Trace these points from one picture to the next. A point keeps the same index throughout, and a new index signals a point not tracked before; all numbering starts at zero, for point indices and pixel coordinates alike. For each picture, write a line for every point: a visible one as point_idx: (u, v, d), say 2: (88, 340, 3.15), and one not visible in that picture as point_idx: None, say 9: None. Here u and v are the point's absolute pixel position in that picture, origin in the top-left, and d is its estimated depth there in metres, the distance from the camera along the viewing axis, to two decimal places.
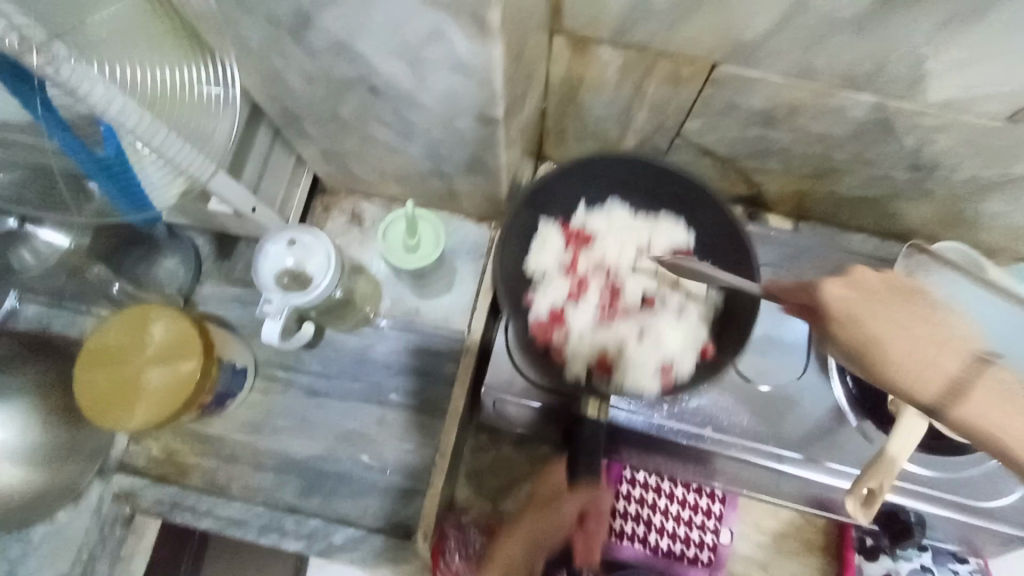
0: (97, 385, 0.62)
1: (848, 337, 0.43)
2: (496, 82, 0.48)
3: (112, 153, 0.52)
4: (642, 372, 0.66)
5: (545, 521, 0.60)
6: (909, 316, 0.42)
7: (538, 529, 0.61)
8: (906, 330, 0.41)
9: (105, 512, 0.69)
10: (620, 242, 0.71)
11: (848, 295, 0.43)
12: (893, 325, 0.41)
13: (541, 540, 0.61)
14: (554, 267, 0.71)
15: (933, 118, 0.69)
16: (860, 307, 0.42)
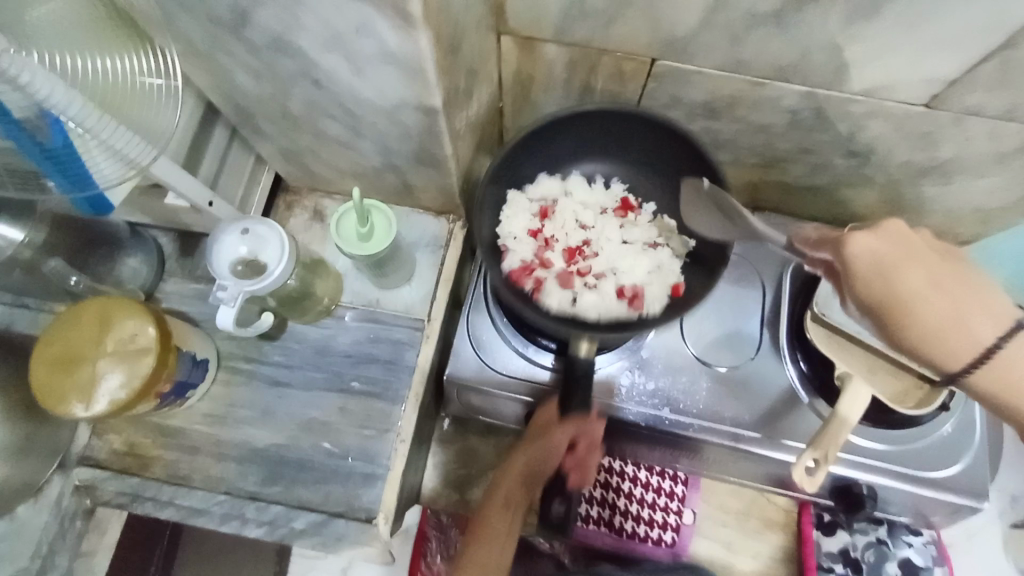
0: (52, 375, 0.63)
1: (869, 292, 0.48)
2: (429, 72, 0.51)
3: (60, 144, 0.50)
4: (611, 303, 0.72)
5: (539, 450, 0.65)
6: (970, 285, 0.47)
7: (532, 460, 0.66)
8: (936, 292, 0.46)
9: (63, 505, 0.72)
10: (587, 201, 0.79)
11: (877, 249, 0.47)
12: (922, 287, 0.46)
13: (535, 471, 0.66)
14: (527, 221, 0.76)
15: (860, 105, 0.73)
16: (886, 260, 0.47)
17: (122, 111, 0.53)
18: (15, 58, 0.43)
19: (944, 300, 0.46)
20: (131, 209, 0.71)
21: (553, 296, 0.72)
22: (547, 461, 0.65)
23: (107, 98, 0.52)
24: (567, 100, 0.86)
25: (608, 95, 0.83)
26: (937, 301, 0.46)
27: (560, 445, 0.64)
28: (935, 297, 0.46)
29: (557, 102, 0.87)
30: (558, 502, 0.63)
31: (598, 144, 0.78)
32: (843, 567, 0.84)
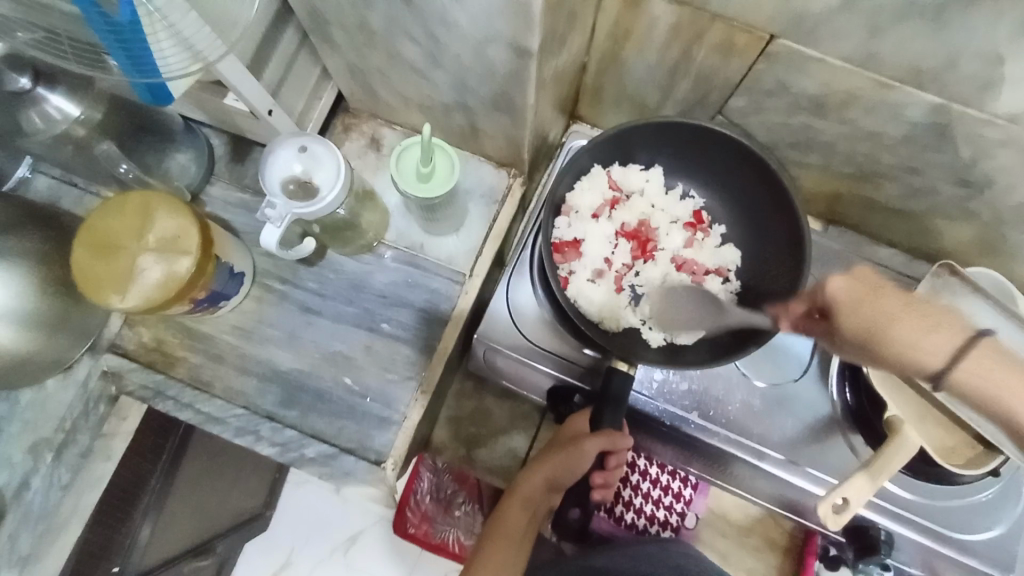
0: (92, 261, 0.62)
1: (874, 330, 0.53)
2: (534, 7, 0.45)
3: (126, 20, 0.45)
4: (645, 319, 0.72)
5: (567, 460, 0.67)
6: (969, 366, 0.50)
7: (558, 466, 0.68)
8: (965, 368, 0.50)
9: (89, 388, 0.73)
10: (663, 204, 0.78)
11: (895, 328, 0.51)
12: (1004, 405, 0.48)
13: (560, 476, 0.69)
14: (597, 200, 0.76)
15: (998, 130, 0.64)
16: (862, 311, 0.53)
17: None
18: None
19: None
20: (188, 103, 0.68)
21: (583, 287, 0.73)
22: (573, 470, 0.68)
23: None
24: (660, 66, 0.78)
25: (707, 69, 0.75)
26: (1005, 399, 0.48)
27: (589, 457, 0.66)
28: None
29: (649, 67, 0.79)
30: (575, 511, 0.72)
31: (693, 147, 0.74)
32: None
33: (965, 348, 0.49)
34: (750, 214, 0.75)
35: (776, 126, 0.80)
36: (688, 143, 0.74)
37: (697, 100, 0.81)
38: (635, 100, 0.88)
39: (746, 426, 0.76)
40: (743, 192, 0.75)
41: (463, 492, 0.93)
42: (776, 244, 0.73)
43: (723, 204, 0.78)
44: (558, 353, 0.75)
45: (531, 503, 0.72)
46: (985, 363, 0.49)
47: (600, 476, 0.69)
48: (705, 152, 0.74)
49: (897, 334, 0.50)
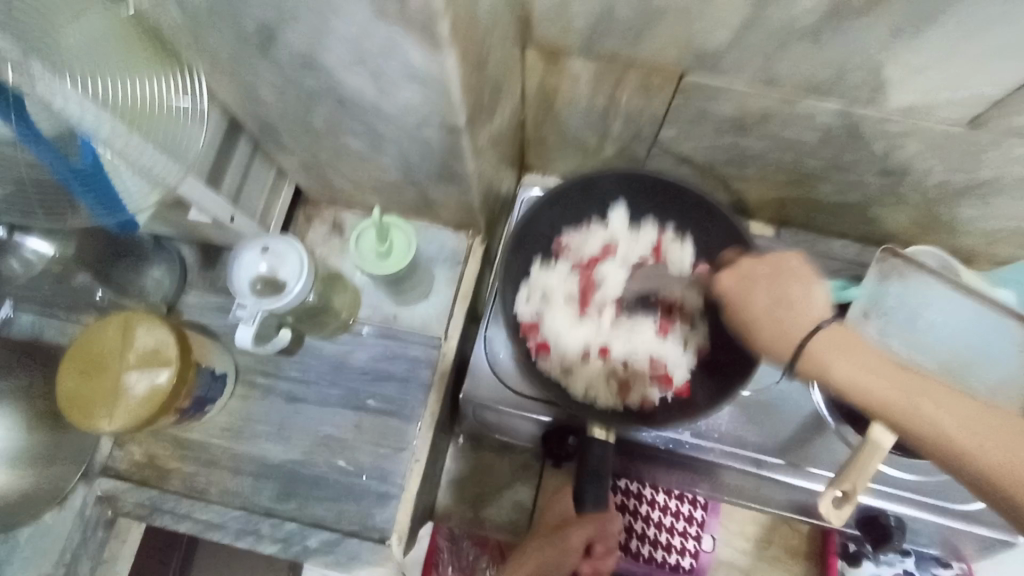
0: (79, 384, 0.64)
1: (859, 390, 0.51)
2: (453, 92, 0.50)
3: (89, 164, 0.50)
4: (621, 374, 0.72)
5: (567, 498, 0.68)
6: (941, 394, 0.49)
7: (550, 560, 0.68)
8: (949, 407, 0.48)
9: (87, 514, 0.71)
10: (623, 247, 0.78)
11: (849, 366, 0.51)
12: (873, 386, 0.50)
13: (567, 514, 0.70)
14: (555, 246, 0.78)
15: (899, 124, 0.69)
16: (832, 352, 0.52)
17: (153, 129, 0.53)
18: (48, 83, 0.46)
19: (953, 409, 0.48)
20: (155, 222, 0.72)
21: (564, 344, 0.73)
22: (563, 564, 0.67)
23: (137, 115, 0.52)
24: (591, 113, 0.84)
25: (633, 109, 0.81)
26: (894, 391, 0.49)
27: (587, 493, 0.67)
28: (982, 436, 0.46)
29: (581, 116, 0.85)
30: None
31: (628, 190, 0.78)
32: None
33: (842, 339, 0.52)
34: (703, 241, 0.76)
35: (708, 148, 0.86)
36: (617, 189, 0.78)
37: (630, 136, 0.88)
38: (577, 144, 0.94)
39: (738, 437, 0.77)
40: (692, 222, 0.76)
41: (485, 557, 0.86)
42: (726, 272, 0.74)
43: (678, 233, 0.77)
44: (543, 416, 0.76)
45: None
46: (833, 345, 0.52)
47: (601, 507, 0.68)
48: (640, 190, 0.77)
49: (797, 296, 0.54)
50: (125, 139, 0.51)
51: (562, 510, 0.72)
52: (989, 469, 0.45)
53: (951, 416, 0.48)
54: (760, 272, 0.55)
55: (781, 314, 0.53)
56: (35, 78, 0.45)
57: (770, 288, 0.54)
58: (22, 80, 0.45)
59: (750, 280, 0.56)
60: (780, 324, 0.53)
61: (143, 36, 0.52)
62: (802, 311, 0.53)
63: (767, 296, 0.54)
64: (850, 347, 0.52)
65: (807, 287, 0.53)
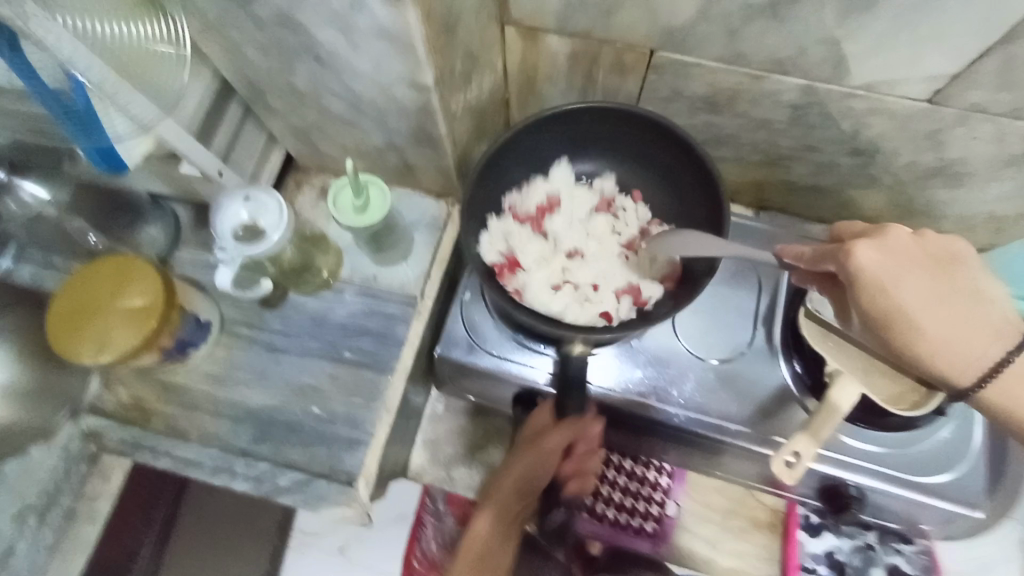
0: (70, 320, 0.68)
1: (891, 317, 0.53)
2: (418, 49, 0.53)
3: (81, 103, 0.55)
4: (598, 308, 0.75)
5: (535, 455, 0.72)
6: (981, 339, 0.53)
7: (529, 466, 0.73)
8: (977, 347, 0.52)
9: (72, 449, 0.75)
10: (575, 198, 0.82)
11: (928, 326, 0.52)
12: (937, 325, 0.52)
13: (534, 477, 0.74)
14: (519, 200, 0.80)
15: (862, 101, 0.72)
16: (895, 279, 0.52)
17: (140, 75, 0.57)
18: (40, 20, 0.48)
19: (988, 342, 0.52)
20: (151, 177, 0.76)
21: (536, 289, 0.76)
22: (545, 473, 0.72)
23: (124, 57, 0.55)
24: (570, 93, 0.88)
25: (609, 88, 0.84)
26: (935, 314, 0.52)
27: (557, 447, 0.72)
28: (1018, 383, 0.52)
29: (561, 95, 0.89)
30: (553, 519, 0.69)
31: (596, 132, 0.79)
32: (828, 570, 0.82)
33: (924, 294, 0.52)
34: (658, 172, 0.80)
35: (683, 128, 0.88)
36: (588, 134, 0.79)
37: None
38: None
39: (704, 406, 0.80)
40: (647, 160, 0.79)
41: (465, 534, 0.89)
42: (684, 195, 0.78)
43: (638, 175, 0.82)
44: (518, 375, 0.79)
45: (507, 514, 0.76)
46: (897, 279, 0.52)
47: (571, 465, 0.74)
48: (609, 131, 0.78)
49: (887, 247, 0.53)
50: (117, 86, 0.54)
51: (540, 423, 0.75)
52: (969, 364, 0.52)
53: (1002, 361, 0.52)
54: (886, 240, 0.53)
55: (879, 277, 0.52)
56: (27, 14, 0.47)
57: (878, 245, 0.53)
58: (16, 15, 0.46)
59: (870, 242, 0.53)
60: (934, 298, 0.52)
61: None
62: (953, 271, 0.53)
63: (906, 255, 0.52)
64: (901, 281, 0.52)
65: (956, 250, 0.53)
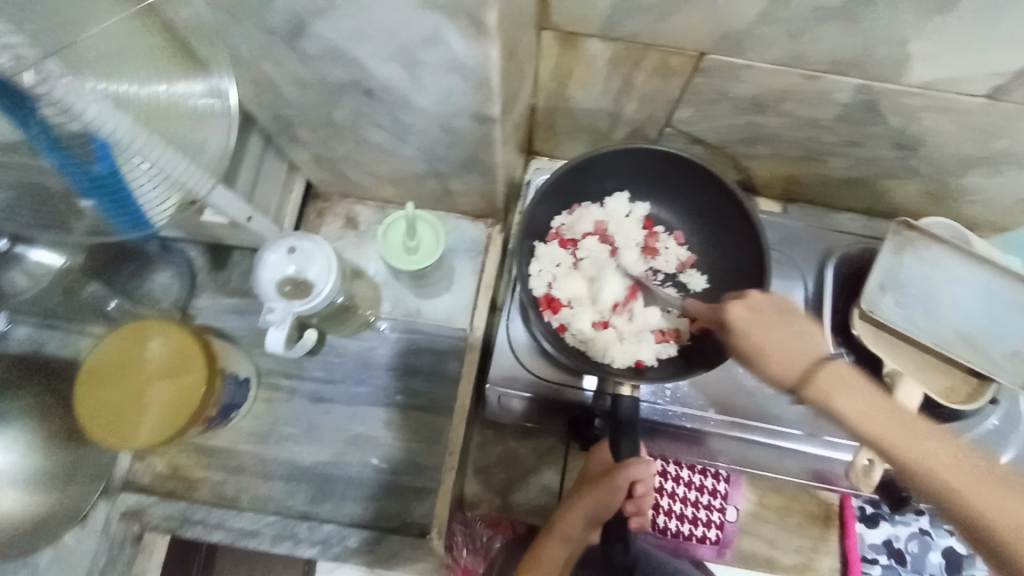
0: (103, 406, 0.60)
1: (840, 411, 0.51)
2: (494, 82, 0.47)
3: (105, 170, 0.45)
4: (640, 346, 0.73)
5: (600, 491, 0.67)
6: (936, 449, 0.46)
7: (594, 500, 0.67)
8: (954, 458, 0.45)
9: (113, 531, 0.68)
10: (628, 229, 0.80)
11: (849, 403, 0.50)
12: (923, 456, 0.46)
13: (594, 510, 0.67)
14: (571, 226, 0.79)
15: (919, 98, 0.70)
16: (818, 373, 0.52)
17: (171, 134, 0.47)
18: (68, 85, 0.40)
19: (987, 483, 0.44)
20: (164, 225, 0.69)
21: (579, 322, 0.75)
22: (608, 504, 0.66)
23: None
24: (605, 95, 0.83)
25: (649, 91, 0.80)
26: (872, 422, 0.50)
27: (620, 488, 0.66)
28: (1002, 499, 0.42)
29: (595, 98, 0.84)
30: (619, 546, 0.63)
31: (641, 165, 0.76)
32: (888, 558, 0.86)
33: (866, 394, 0.50)
34: (706, 218, 0.78)
35: (722, 128, 0.85)
36: (634, 170, 0.77)
37: (644, 118, 0.87)
38: (587, 128, 0.92)
39: (763, 411, 0.78)
40: (698, 205, 0.77)
41: (499, 537, 0.86)
42: (728, 236, 0.76)
43: (684, 219, 0.80)
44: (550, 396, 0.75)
45: (571, 542, 0.70)
46: (842, 381, 0.51)
47: (633, 505, 0.67)
48: (655, 167, 0.76)
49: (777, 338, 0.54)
50: (145, 143, 0.45)
51: (602, 460, 0.72)
52: (962, 504, 0.44)
53: (967, 480, 0.44)
54: (767, 310, 0.55)
55: (796, 347, 0.53)
56: (53, 77, 0.40)
57: (775, 327, 0.54)
58: (39, 80, 0.39)
59: (756, 316, 0.55)
60: (788, 363, 0.53)
61: (158, 35, 0.46)
62: (801, 345, 0.53)
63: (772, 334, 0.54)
64: (852, 381, 0.51)
65: (788, 321, 0.55)
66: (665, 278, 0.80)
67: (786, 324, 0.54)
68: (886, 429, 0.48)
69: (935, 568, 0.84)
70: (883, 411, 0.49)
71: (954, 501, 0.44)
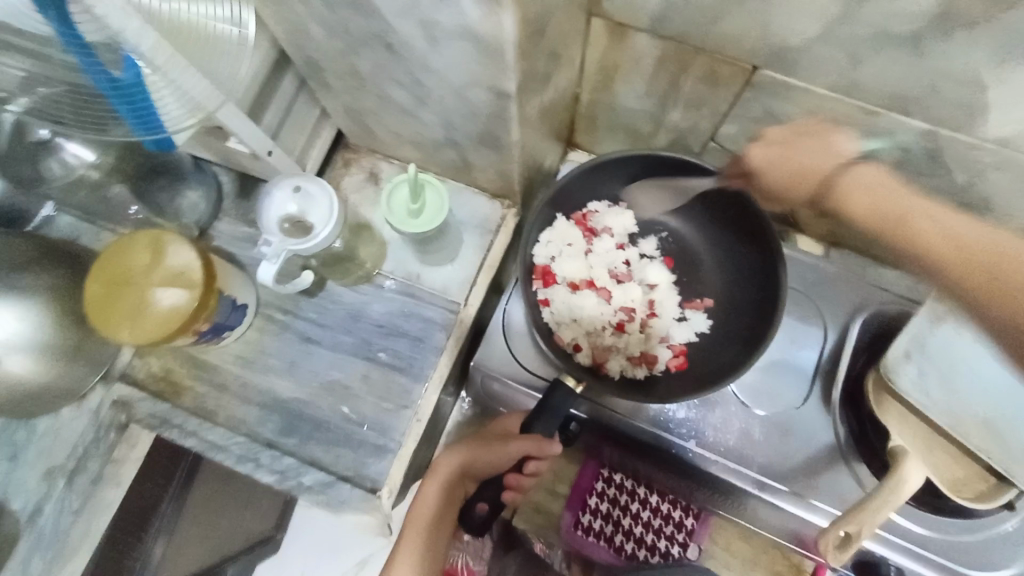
0: (102, 295, 0.65)
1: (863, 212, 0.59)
2: (506, 56, 0.47)
3: (130, 78, 0.49)
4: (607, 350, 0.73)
5: (488, 451, 0.69)
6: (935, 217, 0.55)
7: (480, 459, 0.69)
8: (932, 216, 0.54)
9: (101, 416, 0.76)
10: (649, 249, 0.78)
11: (927, 225, 0.54)
12: (868, 206, 0.59)
13: (477, 468, 0.70)
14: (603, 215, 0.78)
15: (990, 154, 0.63)
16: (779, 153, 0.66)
17: (198, 53, 0.51)
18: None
19: (939, 219, 0.54)
20: (197, 146, 0.72)
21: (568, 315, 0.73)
22: (494, 466, 0.68)
23: (180, 35, 0.50)
24: (650, 96, 0.79)
25: (694, 99, 0.76)
26: (879, 204, 0.59)
27: (509, 457, 0.67)
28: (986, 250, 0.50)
29: (639, 98, 0.81)
30: (482, 505, 0.67)
31: (689, 186, 0.74)
32: None
33: (890, 196, 0.58)
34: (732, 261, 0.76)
35: None
36: (681, 187, 0.75)
37: (687, 128, 0.83)
38: (628, 129, 0.89)
39: (745, 455, 0.73)
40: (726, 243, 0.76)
41: None
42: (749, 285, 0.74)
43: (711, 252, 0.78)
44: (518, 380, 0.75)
45: (450, 495, 0.70)
46: (891, 196, 0.57)
47: (514, 479, 0.68)
48: (701, 194, 0.74)
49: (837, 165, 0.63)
50: (170, 62, 0.48)
51: (508, 427, 0.73)
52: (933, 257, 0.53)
53: (931, 224, 0.54)
54: (796, 138, 0.66)
55: (841, 178, 0.61)
56: None
57: (835, 170, 0.63)
58: None
59: (781, 154, 0.66)
60: (806, 175, 0.64)
61: None
62: (829, 152, 0.64)
63: (800, 158, 0.65)
64: (869, 181, 0.61)
65: (832, 138, 0.64)
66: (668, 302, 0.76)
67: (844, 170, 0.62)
68: (923, 222, 0.55)
69: None
70: (882, 207, 0.58)
71: (951, 259, 0.51)
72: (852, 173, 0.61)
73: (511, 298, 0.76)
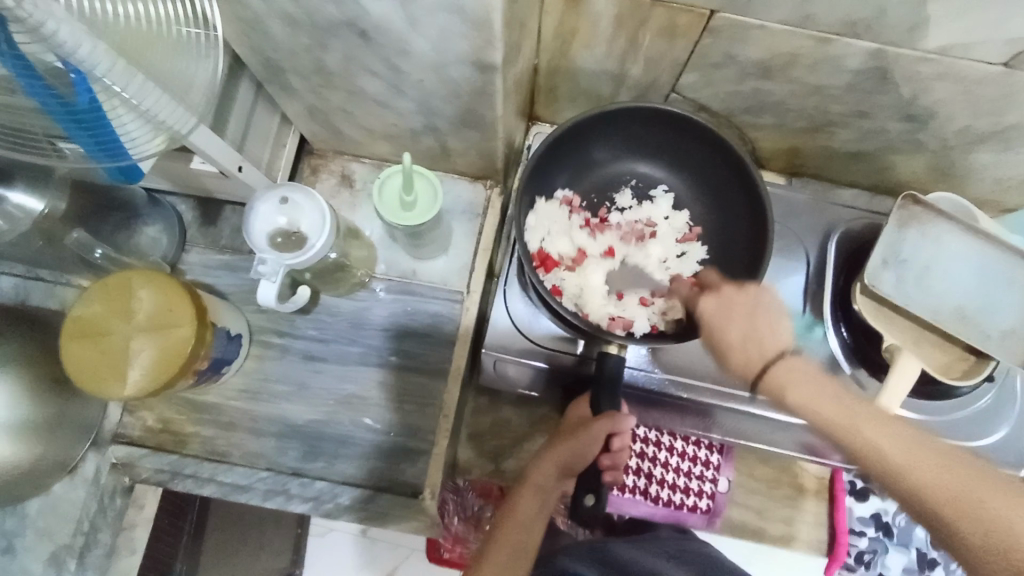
0: (83, 352, 0.59)
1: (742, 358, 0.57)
2: (493, 25, 0.45)
3: (85, 102, 0.44)
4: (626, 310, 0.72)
5: (576, 443, 0.65)
6: (810, 382, 0.53)
7: (569, 454, 0.66)
8: (819, 396, 0.52)
9: (102, 483, 0.69)
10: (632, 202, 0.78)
11: (802, 395, 0.53)
12: (884, 444, 0.47)
13: (570, 463, 0.66)
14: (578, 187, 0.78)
15: (932, 65, 0.68)
16: (719, 315, 0.60)
17: (156, 60, 0.46)
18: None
19: (871, 424, 0.49)
20: (152, 175, 0.67)
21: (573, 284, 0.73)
22: (584, 455, 0.64)
23: (137, 44, 0.45)
24: (610, 57, 0.80)
25: (655, 53, 0.77)
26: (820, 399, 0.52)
27: (597, 441, 0.64)
28: (941, 475, 0.44)
29: (598, 60, 0.81)
30: (590, 496, 0.61)
31: (653, 131, 0.74)
32: (876, 531, 0.87)
33: (798, 369, 0.54)
34: (714, 191, 0.76)
35: (728, 95, 0.83)
36: (645, 135, 0.75)
37: (648, 83, 0.84)
38: (590, 93, 0.90)
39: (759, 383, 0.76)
40: (702, 177, 0.76)
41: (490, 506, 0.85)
42: (733, 211, 0.74)
43: (689, 186, 0.78)
44: (540, 362, 0.73)
45: (544, 492, 0.69)
46: (787, 372, 0.54)
47: (608, 459, 0.65)
48: (666, 135, 0.74)
49: (763, 324, 0.57)
50: (123, 75, 0.43)
51: (580, 412, 0.70)
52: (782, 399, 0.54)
53: (878, 430, 0.48)
54: (736, 304, 0.60)
55: (733, 317, 0.59)
56: None
57: (742, 324, 0.58)
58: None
59: (725, 306, 0.60)
60: (748, 355, 0.57)
61: None
62: (768, 343, 0.57)
63: (792, 366, 0.55)
64: (729, 304, 0.60)
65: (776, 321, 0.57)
66: (665, 248, 0.76)
67: (745, 300, 0.60)
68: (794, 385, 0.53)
69: (920, 541, 0.87)
70: (822, 392, 0.52)
71: (842, 424, 0.50)
72: (780, 363, 0.55)
73: (511, 281, 0.74)
